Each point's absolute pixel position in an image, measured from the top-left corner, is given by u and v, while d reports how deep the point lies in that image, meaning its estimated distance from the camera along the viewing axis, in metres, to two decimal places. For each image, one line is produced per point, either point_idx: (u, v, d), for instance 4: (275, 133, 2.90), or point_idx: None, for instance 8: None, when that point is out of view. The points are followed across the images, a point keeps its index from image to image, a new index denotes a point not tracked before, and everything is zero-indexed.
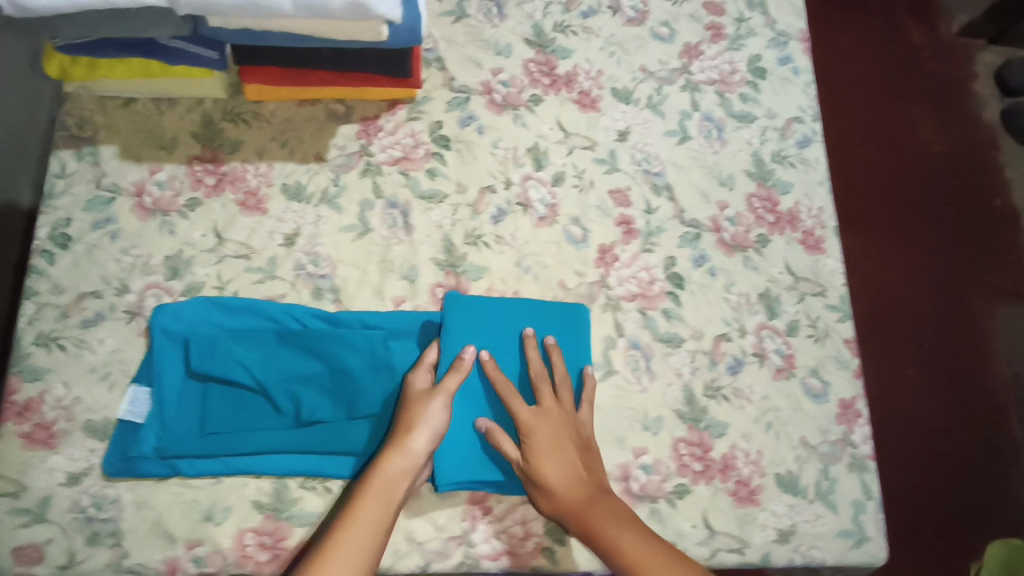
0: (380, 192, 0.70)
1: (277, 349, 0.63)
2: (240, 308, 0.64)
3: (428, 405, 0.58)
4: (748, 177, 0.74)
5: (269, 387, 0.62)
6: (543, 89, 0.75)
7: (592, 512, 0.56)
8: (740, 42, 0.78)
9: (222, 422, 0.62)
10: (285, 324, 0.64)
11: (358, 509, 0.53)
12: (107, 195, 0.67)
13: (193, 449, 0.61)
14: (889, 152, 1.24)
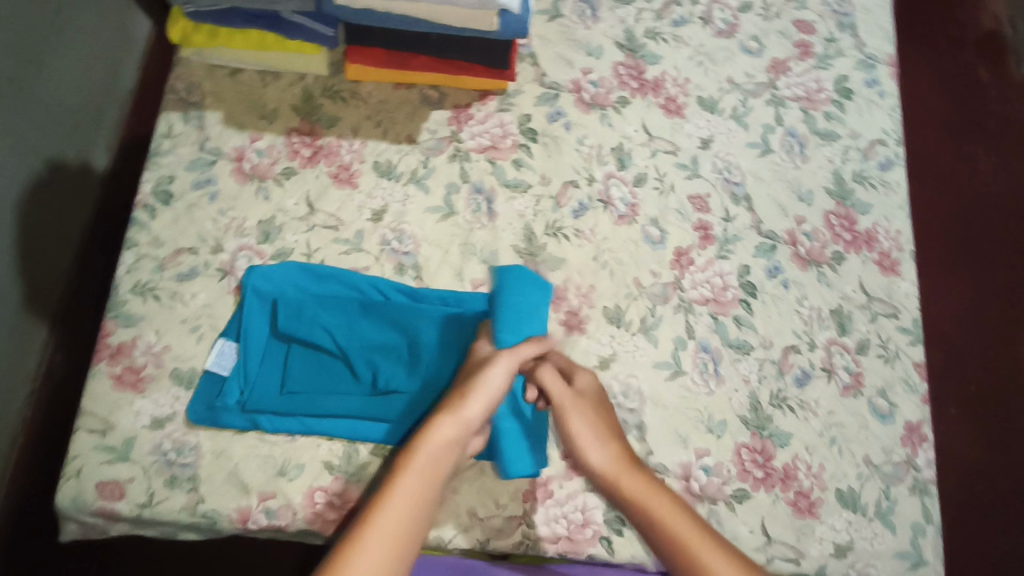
0: (467, 177, 0.71)
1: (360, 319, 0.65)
2: (327, 275, 0.66)
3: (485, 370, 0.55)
4: (827, 195, 0.74)
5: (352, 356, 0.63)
6: (631, 92, 0.76)
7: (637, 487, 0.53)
8: (828, 62, 0.79)
9: (303, 383, 0.64)
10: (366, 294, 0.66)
11: (415, 458, 0.49)
12: (209, 157, 0.70)
13: (273, 406, 0.63)
14: (945, 187, 1.23)
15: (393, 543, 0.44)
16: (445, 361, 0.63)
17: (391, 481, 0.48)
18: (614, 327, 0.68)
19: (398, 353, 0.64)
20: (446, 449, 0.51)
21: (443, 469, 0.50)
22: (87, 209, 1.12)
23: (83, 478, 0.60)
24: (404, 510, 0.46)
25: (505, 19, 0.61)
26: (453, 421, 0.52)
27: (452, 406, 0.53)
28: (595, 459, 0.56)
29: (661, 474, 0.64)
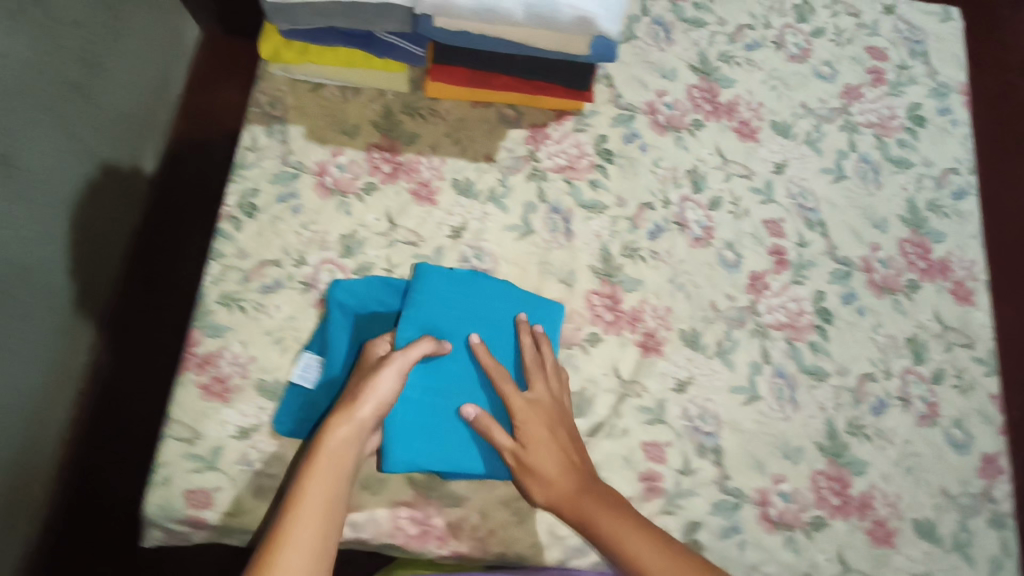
0: (545, 196, 0.72)
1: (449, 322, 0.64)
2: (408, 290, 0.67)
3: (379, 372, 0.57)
4: (901, 223, 0.75)
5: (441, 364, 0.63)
6: (705, 115, 0.77)
7: (591, 506, 0.57)
8: (900, 89, 0.80)
9: None
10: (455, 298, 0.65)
11: (319, 459, 0.53)
12: (292, 171, 0.71)
13: None
14: (991, 217, 1.23)
15: (312, 543, 0.49)
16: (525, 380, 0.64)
17: (298, 488, 0.51)
18: (691, 350, 0.69)
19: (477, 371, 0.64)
20: (342, 453, 0.54)
21: (348, 467, 0.54)
22: (128, 229, 1.31)
23: (172, 486, 0.61)
24: (318, 515, 0.50)
25: (600, 45, 0.60)
26: (346, 425, 0.55)
27: (344, 411, 0.55)
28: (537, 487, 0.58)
29: (738, 498, 0.65)
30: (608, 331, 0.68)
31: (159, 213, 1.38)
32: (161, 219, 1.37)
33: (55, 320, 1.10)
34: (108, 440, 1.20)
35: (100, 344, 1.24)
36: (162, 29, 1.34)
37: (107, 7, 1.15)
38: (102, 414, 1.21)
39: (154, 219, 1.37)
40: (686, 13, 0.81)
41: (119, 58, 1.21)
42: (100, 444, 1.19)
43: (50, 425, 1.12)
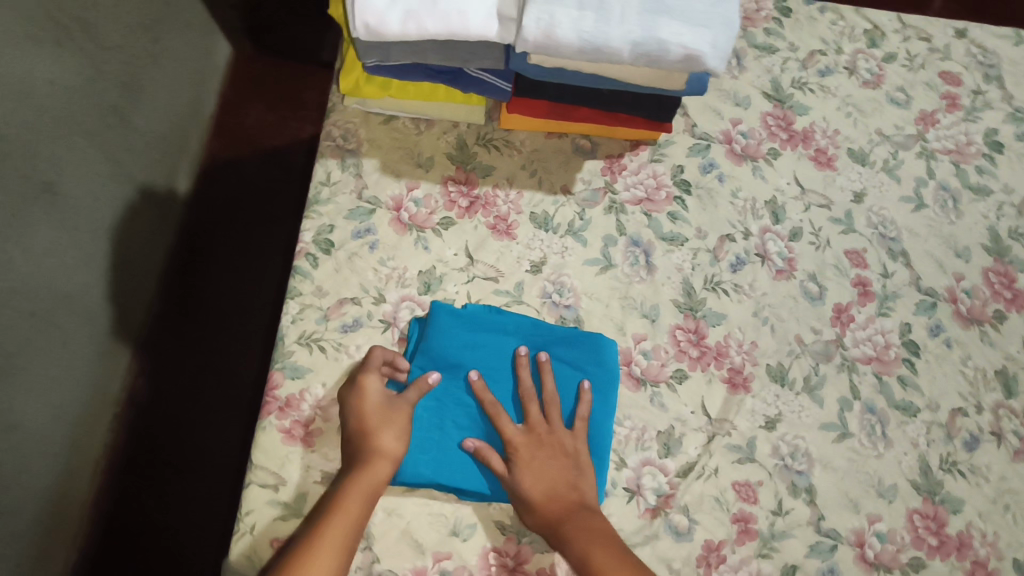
0: (624, 229, 0.71)
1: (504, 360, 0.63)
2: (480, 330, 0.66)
3: (393, 408, 0.58)
4: (985, 252, 0.73)
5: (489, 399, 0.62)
6: (781, 143, 0.76)
7: (572, 532, 0.55)
8: (976, 114, 0.79)
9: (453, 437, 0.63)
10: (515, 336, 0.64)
11: (337, 505, 0.53)
12: (367, 206, 0.70)
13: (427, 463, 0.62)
14: None
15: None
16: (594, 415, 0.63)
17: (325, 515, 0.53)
18: (779, 386, 0.67)
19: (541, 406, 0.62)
20: (369, 484, 0.55)
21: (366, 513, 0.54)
22: (162, 249, 1.28)
23: (257, 535, 0.60)
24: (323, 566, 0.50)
25: (696, 81, 0.60)
26: (377, 458, 0.56)
27: (371, 440, 0.56)
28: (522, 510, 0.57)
29: (835, 540, 0.63)
30: (694, 367, 0.67)
31: (194, 232, 1.35)
32: (197, 239, 1.34)
33: (91, 344, 1.08)
34: (148, 466, 1.16)
35: (137, 368, 1.21)
36: (198, 49, 1.33)
37: (147, 30, 1.14)
38: (141, 439, 1.18)
39: (188, 239, 1.33)
40: (757, 39, 0.80)
41: (157, 81, 1.20)
42: (141, 467, 1.16)
43: (90, 443, 1.11)
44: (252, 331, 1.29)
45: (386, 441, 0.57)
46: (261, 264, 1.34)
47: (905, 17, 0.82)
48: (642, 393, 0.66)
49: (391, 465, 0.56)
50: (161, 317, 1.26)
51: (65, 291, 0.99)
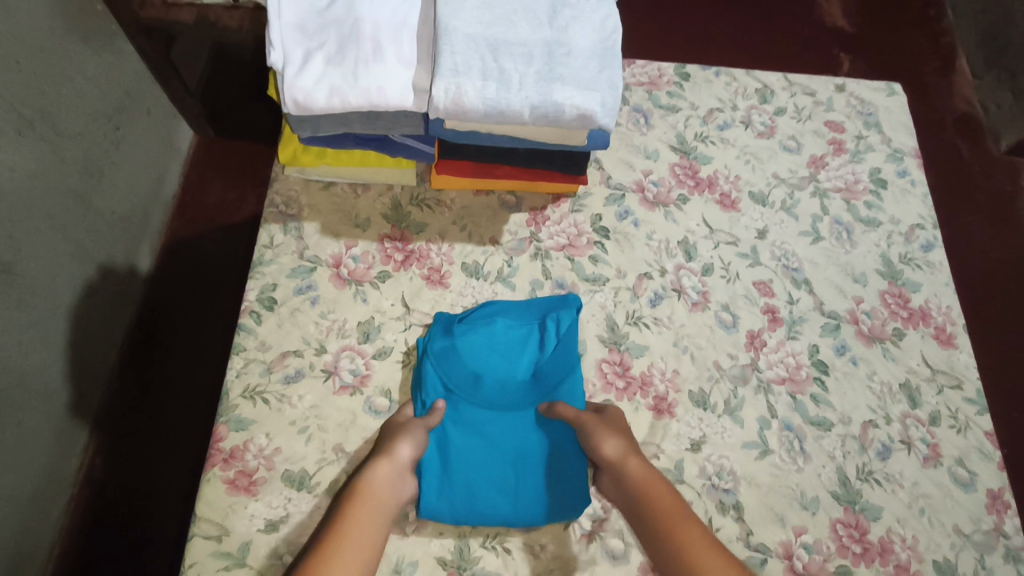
0: (549, 274, 0.77)
1: (471, 404, 0.69)
2: (444, 357, 0.70)
3: (412, 429, 0.64)
4: (879, 276, 0.80)
5: (496, 439, 0.68)
6: (688, 190, 0.83)
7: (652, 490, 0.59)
8: (860, 156, 0.88)
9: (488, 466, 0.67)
10: (460, 363, 0.70)
11: (357, 507, 0.56)
12: (308, 264, 0.75)
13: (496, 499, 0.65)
14: None
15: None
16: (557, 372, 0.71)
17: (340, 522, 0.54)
18: (701, 410, 0.72)
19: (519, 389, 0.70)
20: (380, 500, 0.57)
21: (385, 513, 0.57)
22: (124, 324, 1.32)
23: None
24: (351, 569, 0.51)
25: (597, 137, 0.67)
26: (387, 464, 0.60)
27: (385, 451, 0.61)
28: (610, 451, 0.62)
29: (765, 554, 0.66)
30: (621, 397, 0.71)
31: (152, 313, 1.38)
32: (156, 318, 1.37)
33: (46, 424, 1.08)
34: (97, 543, 1.15)
35: (95, 446, 1.21)
36: (157, 135, 1.42)
37: (107, 119, 1.23)
38: (95, 521, 1.17)
39: (147, 316, 1.37)
40: (661, 101, 0.89)
41: (116, 165, 1.28)
42: (90, 544, 1.15)
43: (47, 520, 1.10)
44: (198, 401, 1.30)
45: (404, 455, 0.62)
46: (208, 336, 1.37)
47: (790, 77, 0.93)
48: None
49: (396, 472, 0.60)
50: (120, 392, 1.27)
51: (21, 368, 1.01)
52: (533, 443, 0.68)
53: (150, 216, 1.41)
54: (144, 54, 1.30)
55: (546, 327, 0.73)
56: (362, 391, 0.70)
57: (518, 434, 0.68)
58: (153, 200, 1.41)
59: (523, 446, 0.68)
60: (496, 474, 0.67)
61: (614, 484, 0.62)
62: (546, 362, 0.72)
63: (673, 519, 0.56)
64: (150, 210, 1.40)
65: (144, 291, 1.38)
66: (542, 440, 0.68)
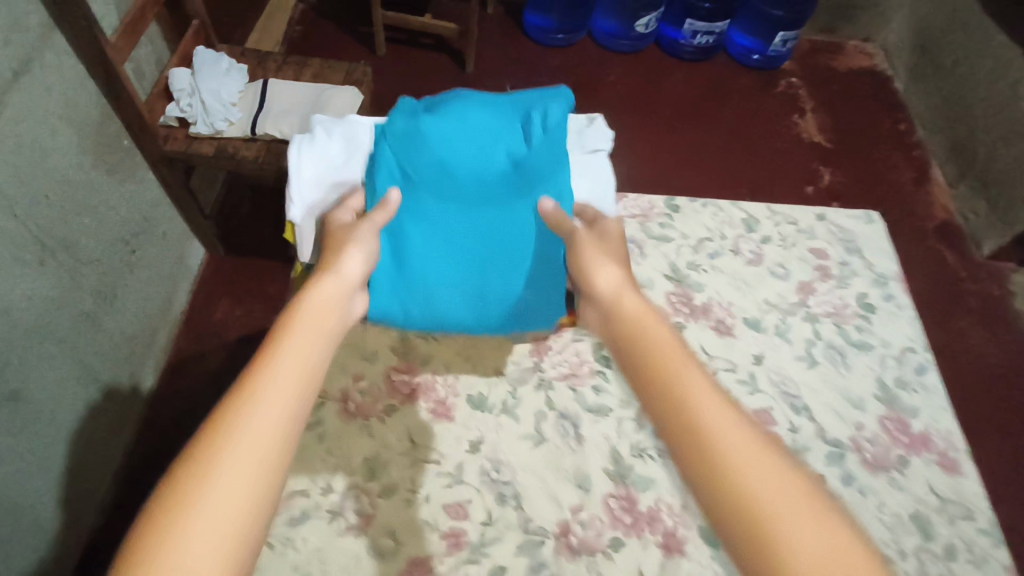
0: (553, 405, 0.78)
1: (440, 198, 0.72)
2: (409, 142, 0.72)
3: (360, 231, 0.66)
4: (877, 401, 0.82)
5: (454, 233, 0.73)
6: (684, 317, 0.87)
7: (648, 332, 0.52)
8: (846, 281, 0.92)
9: (448, 255, 0.73)
10: (431, 152, 0.72)
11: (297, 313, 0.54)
12: (316, 399, 0.76)
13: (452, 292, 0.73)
14: None
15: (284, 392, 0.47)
16: (527, 172, 0.73)
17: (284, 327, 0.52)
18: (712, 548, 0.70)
19: (481, 173, 0.72)
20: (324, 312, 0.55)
21: (325, 337, 0.54)
22: (120, 446, 1.38)
23: None
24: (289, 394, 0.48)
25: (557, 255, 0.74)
26: (334, 278, 0.59)
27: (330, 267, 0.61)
28: (603, 281, 0.59)
29: None
30: (629, 534, 0.70)
31: (152, 435, 1.45)
32: (155, 433, 1.46)
33: (37, 536, 1.12)
34: None
35: None
36: (170, 256, 1.55)
37: (125, 244, 1.35)
38: None
39: (145, 438, 1.44)
40: (653, 231, 0.95)
41: (130, 286, 1.39)
42: None
43: None
44: None
45: (352, 270, 0.62)
46: None
47: (772, 207, 0.99)
48: (579, 563, 0.68)
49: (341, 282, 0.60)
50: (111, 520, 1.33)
51: (20, 483, 1.07)
52: (507, 245, 0.73)
53: (156, 330, 1.51)
54: (164, 182, 1.46)
55: (530, 121, 0.73)
56: (366, 531, 0.68)
57: (493, 233, 0.73)
58: (160, 316, 1.53)
59: (492, 250, 0.73)
60: (458, 269, 0.73)
61: (597, 315, 0.59)
62: (522, 159, 0.73)
63: (686, 367, 0.49)
64: (157, 323, 1.52)
65: (143, 409, 1.46)
66: (507, 243, 0.73)
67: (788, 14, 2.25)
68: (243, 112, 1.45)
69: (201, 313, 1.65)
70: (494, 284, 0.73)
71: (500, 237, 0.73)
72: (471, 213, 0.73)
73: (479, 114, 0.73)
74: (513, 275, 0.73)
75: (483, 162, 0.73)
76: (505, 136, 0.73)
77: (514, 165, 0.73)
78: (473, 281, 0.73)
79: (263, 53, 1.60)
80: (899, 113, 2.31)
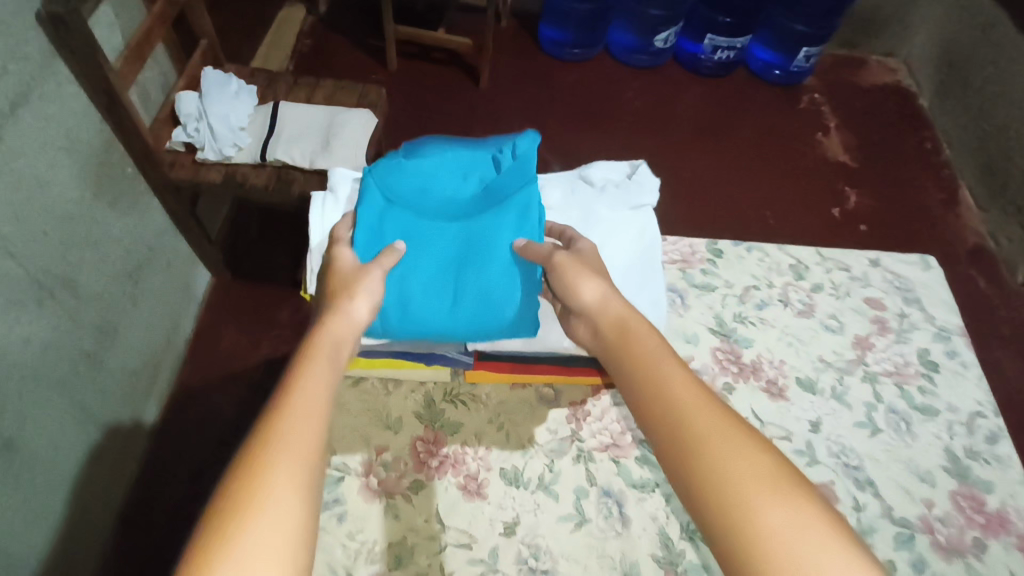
0: (594, 479, 0.71)
1: (415, 216, 0.66)
2: (386, 170, 0.68)
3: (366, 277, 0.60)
4: (947, 474, 0.75)
5: (429, 249, 0.65)
6: (733, 377, 0.80)
7: (631, 346, 0.52)
8: (905, 335, 0.85)
9: (424, 271, 0.64)
10: (405, 176, 0.68)
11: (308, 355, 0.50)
12: (336, 474, 0.70)
13: (426, 308, 0.63)
14: None
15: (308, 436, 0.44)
16: (502, 188, 0.67)
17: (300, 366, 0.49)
18: None
19: (456, 196, 0.67)
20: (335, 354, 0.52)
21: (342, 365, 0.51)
22: (120, 487, 1.31)
23: None
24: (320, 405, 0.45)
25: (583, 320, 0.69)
26: (343, 318, 0.55)
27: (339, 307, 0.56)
28: (584, 290, 0.59)
29: None
30: None
31: (153, 473, 1.39)
32: (158, 472, 1.39)
33: None
34: None
35: None
36: (175, 284, 1.49)
37: (128, 275, 1.29)
38: None
39: (146, 477, 1.38)
40: (696, 279, 0.88)
41: (133, 319, 1.33)
42: None
43: None
44: None
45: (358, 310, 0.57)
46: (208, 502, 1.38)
47: (822, 252, 0.93)
48: None
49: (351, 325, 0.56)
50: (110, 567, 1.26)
51: (15, 539, 1.01)
52: (483, 260, 0.64)
53: (159, 362, 1.45)
54: (170, 209, 1.40)
55: (502, 152, 0.69)
56: None
57: (469, 248, 0.65)
58: (164, 347, 1.46)
59: (467, 263, 0.64)
60: (433, 284, 0.64)
61: (588, 329, 0.58)
62: (497, 181, 0.67)
63: (660, 366, 0.50)
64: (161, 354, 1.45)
65: (145, 445, 1.39)
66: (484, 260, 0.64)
67: (814, 29, 2.16)
68: (253, 137, 1.39)
69: (206, 342, 1.58)
70: (477, 291, 0.63)
71: (476, 252, 0.65)
72: (447, 232, 0.66)
73: (454, 149, 0.70)
74: (503, 283, 0.63)
75: (455, 183, 0.68)
76: (482, 162, 0.69)
77: (483, 187, 0.68)
78: (446, 292, 0.64)
79: (273, 73, 1.54)
80: (926, 131, 2.24)
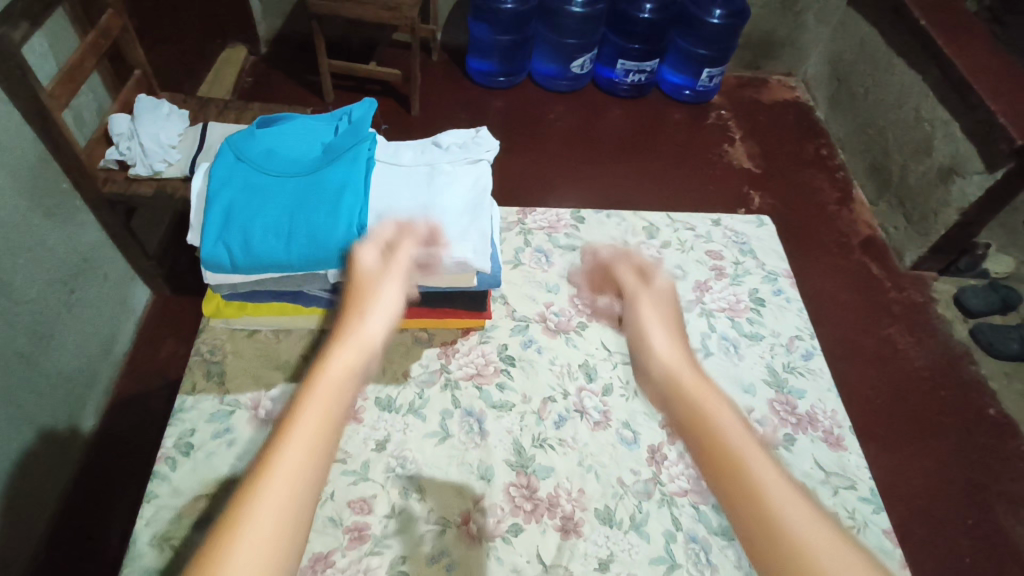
0: (458, 402, 0.82)
1: (261, 169, 0.73)
2: (242, 137, 0.76)
3: (384, 292, 0.58)
4: (767, 385, 0.87)
5: (272, 189, 0.71)
6: (587, 317, 0.92)
7: (716, 430, 0.50)
8: (739, 279, 0.98)
9: (265, 204, 0.70)
10: (258, 142, 0.75)
11: (300, 412, 0.46)
12: (227, 408, 0.79)
13: (266, 234, 0.68)
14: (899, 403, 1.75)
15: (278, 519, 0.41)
16: (340, 142, 0.75)
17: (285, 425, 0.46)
18: (607, 527, 0.73)
19: (301, 151, 0.75)
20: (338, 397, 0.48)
21: (335, 415, 0.47)
22: (54, 489, 1.37)
23: None
24: (294, 477, 0.43)
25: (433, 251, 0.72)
26: (351, 350, 0.52)
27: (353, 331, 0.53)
28: (657, 344, 0.60)
29: None
30: (529, 520, 0.73)
31: (88, 477, 1.44)
32: (94, 477, 1.44)
33: None
34: None
35: None
36: (112, 297, 1.57)
37: (64, 284, 1.38)
38: None
39: (82, 480, 1.43)
40: (560, 241, 1.01)
41: (69, 326, 1.40)
42: None
43: None
44: None
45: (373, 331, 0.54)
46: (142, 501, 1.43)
47: (671, 216, 1.07)
48: (478, 550, 0.70)
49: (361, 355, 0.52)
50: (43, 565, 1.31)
51: None
52: (319, 193, 0.70)
53: (96, 370, 1.51)
54: (104, 224, 1.49)
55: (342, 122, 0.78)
56: None
57: (308, 185, 0.71)
58: (101, 357, 1.53)
59: (303, 196, 0.70)
60: (271, 215, 0.69)
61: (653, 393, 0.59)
62: (336, 140, 0.76)
63: (739, 461, 0.47)
64: (98, 364, 1.52)
65: (81, 448, 1.45)
66: (321, 193, 0.70)
67: (715, 52, 2.38)
68: (182, 153, 1.50)
69: (145, 353, 1.66)
70: (310, 221, 0.68)
71: (312, 188, 0.71)
72: (288, 177, 0.72)
73: (305, 123, 0.79)
74: (327, 212, 0.68)
75: (301, 146, 0.76)
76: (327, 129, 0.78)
77: (324, 148, 0.76)
78: (281, 221, 0.69)
79: (204, 99, 1.67)
80: (822, 139, 2.46)
